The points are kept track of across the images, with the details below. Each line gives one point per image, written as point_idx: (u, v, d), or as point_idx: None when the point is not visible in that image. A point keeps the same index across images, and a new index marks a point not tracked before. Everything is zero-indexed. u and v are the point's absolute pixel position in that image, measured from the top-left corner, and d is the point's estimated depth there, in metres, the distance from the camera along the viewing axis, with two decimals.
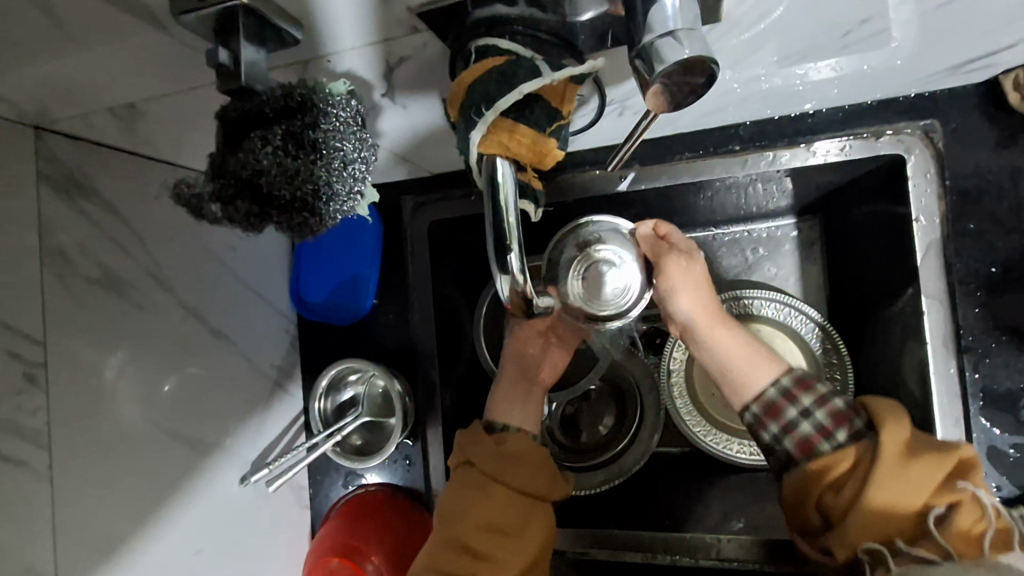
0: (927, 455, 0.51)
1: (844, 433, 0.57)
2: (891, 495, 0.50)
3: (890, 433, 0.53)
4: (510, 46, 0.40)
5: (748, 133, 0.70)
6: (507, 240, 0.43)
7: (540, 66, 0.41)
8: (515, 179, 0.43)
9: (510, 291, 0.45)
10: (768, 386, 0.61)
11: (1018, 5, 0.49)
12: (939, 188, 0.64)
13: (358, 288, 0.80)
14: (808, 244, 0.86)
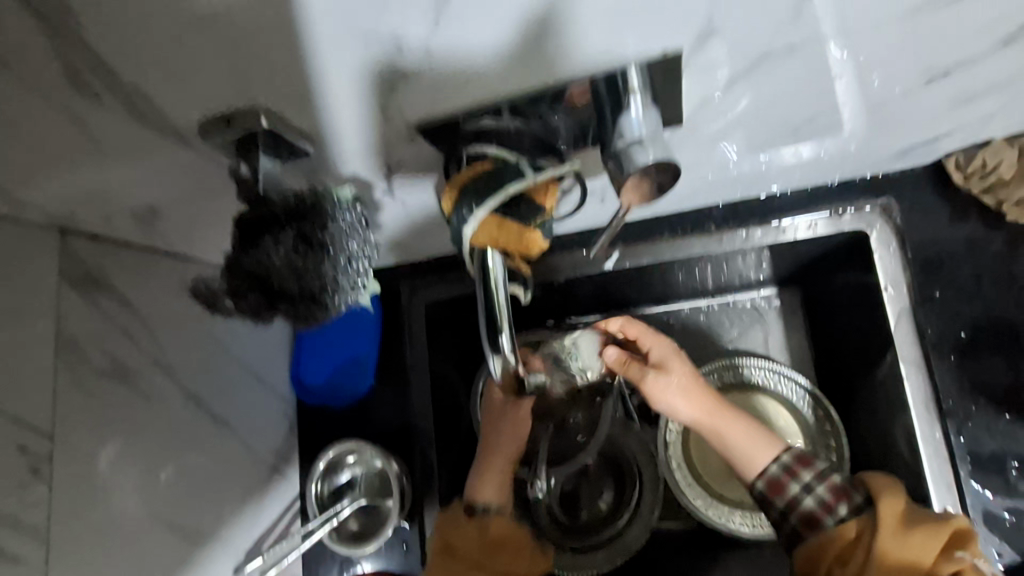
0: (925, 525, 0.56)
1: (844, 510, 0.61)
2: (897, 565, 0.54)
3: (886, 507, 0.58)
4: (497, 152, 0.45)
5: (721, 215, 0.75)
6: (498, 323, 0.46)
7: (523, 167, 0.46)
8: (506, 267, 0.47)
9: (502, 371, 0.48)
10: (770, 465, 0.67)
11: (947, 101, 0.56)
12: (904, 260, 0.69)
13: (358, 369, 0.82)
14: (789, 311, 0.90)
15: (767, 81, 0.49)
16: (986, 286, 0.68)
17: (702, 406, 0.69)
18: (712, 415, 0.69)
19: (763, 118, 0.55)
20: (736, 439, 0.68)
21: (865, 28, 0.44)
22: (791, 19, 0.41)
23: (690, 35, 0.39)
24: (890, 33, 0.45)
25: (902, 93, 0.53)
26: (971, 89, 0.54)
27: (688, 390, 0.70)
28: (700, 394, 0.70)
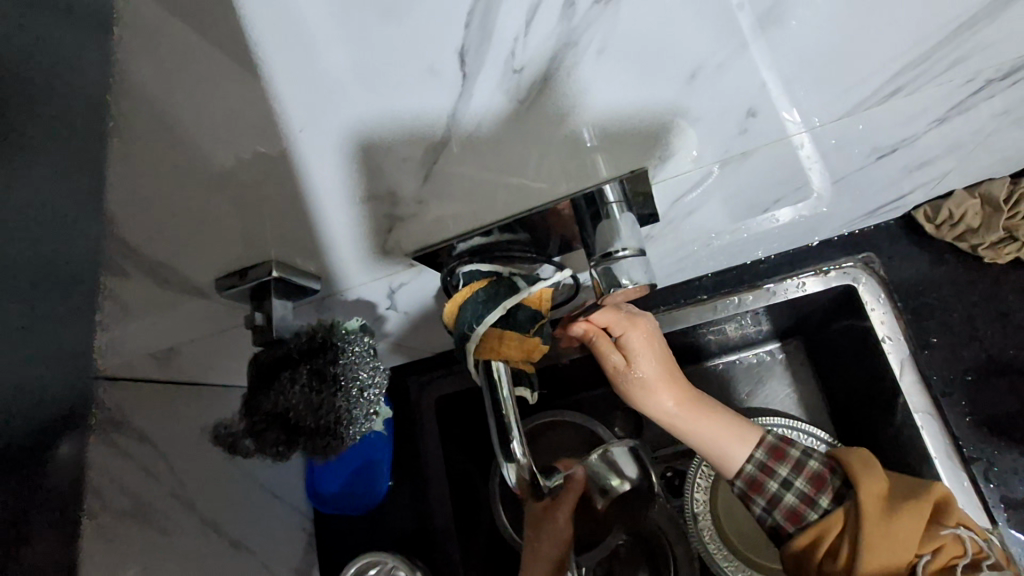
0: (905, 504, 0.58)
1: (825, 498, 0.63)
2: (887, 551, 0.57)
3: (868, 490, 0.60)
4: (491, 269, 0.49)
5: (711, 284, 0.79)
6: (508, 430, 0.48)
7: (514, 279, 0.49)
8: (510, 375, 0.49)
9: (517, 477, 0.49)
10: (747, 463, 0.67)
11: (898, 167, 0.60)
12: (894, 310, 0.70)
13: (372, 473, 0.83)
14: (794, 365, 0.96)
15: (733, 178, 0.53)
16: (978, 326, 0.70)
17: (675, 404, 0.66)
18: (686, 410, 0.66)
19: (736, 201, 0.58)
20: (707, 438, 0.67)
21: (812, 128, 0.48)
22: (740, 132, 0.46)
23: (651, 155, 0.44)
24: (832, 132, 0.50)
25: (856, 168, 0.58)
26: (921, 154, 0.58)
27: (659, 390, 0.65)
28: (668, 391, 0.66)
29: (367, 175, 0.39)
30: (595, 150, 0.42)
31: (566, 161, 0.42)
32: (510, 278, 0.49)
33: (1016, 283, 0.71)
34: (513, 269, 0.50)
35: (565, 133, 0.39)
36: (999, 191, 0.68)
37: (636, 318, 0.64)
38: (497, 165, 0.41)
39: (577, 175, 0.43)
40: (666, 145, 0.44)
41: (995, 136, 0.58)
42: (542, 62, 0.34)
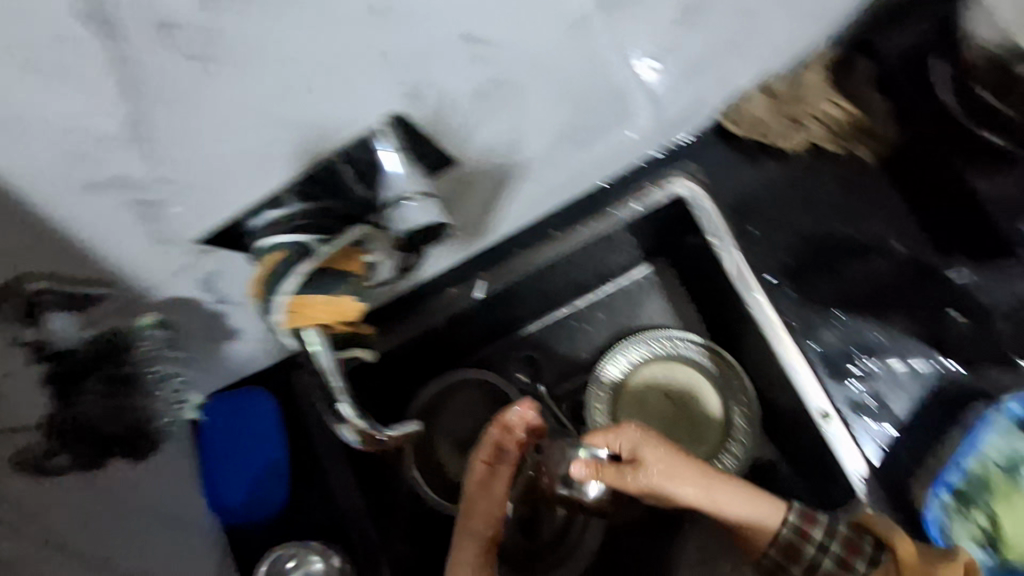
0: (944, 567, 0.56)
1: (861, 563, 0.60)
2: None
3: (903, 549, 0.58)
4: (291, 240, 0.47)
5: (559, 218, 0.80)
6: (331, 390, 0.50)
7: (311, 243, 0.47)
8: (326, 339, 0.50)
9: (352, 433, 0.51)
10: (782, 527, 0.64)
11: (664, 78, 0.64)
12: (717, 207, 0.74)
13: (274, 472, 0.83)
14: (664, 280, 1.02)
15: (499, 115, 0.55)
16: (791, 211, 0.74)
17: (698, 490, 0.63)
18: (707, 488, 0.64)
19: (525, 139, 0.60)
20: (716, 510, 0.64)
21: (545, 50, 0.52)
22: (473, 61, 0.48)
23: (392, 100, 0.47)
24: (580, 44, 0.53)
25: (621, 84, 0.62)
26: (675, 61, 0.63)
27: (676, 479, 0.63)
28: (686, 475, 0.63)
29: (85, 162, 0.39)
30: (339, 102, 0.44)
31: (295, 113, 0.43)
32: (307, 243, 0.47)
33: (814, 170, 0.74)
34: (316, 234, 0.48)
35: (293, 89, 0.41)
36: (779, 87, 0.72)
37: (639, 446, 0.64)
38: (235, 132, 0.42)
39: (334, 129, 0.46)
40: (393, 85, 0.45)
41: (738, 33, 0.64)
42: (199, 16, 0.35)
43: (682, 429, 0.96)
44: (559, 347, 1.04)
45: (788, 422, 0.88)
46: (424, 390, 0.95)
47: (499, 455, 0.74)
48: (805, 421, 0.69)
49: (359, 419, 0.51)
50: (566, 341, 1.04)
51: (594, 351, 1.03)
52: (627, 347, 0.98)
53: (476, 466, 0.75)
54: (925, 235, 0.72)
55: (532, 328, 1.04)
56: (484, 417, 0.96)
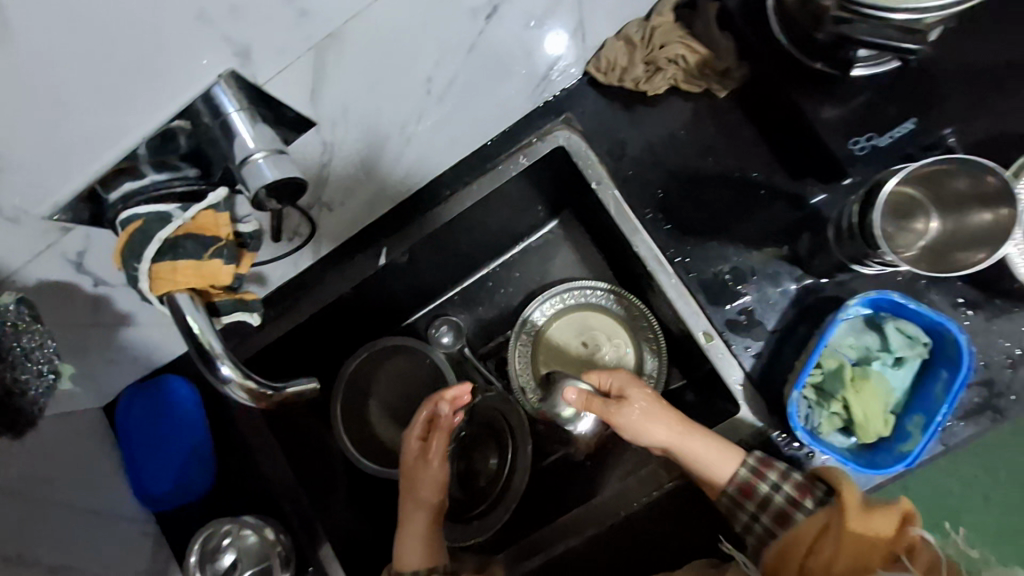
0: (881, 505, 0.64)
1: (810, 502, 0.68)
2: (859, 541, 0.62)
3: (848, 491, 0.65)
4: (147, 210, 0.48)
5: (451, 177, 0.83)
6: (208, 349, 0.49)
7: (170, 211, 0.49)
8: (197, 305, 0.50)
9: (240, 391, 0.49)
10: (740, 468, 0.71)
11: (523, 26, 0.64)
12: (595, 153, 0.78)
13: (199, 457, 0.85)
14: (570, 233, 1.07)
15: (352, 74, 0.53)
16: (659, 152, 0.79)
17: (673, 432, 0.71)
18: (680, 435, 0.71)
19: (388, 97, 0.59)
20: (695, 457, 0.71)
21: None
22: (298, 15, 0.45)
23: (221, 59, 0.44)
24: (456, 26, 0.57)
25: (478, 34, 0.60)
26: (532, 7, 0.62)
27: (656, 418, 0.72)
28: (665, 420, 0.72)
29: None
30: (150, 72, 0.42)
31: (115, 84, 0.41)
32: (166, 212, 0.49)
33: (677, 109, 0.80)
34: (179, 205, 0.50)
35: (95, 65, 0.40)
36: (636, 32, 0.75)
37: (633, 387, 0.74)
38: (52, 116, 0.41)
39: (162, 100, 0.44)
40: (217, 44, 0.43)
41: None
42: None
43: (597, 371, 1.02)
44: (479, 308, 1.08)
45: (689, 351, 0.95)
46: (349, 361, 0.97)
47: (430, 431, 0.82)
48: (689, 340, 0.76)
49: (244, 377, 0.49)
50: (486, 301, 1.08)
51: (511, 308, 1.08)
52: (542, 300, 1.03)
53: (410, 442, 0.82)
54: (777, 162, 0.78)
55: (451, 294, 1.08)
56: (410, 380, 0.99)
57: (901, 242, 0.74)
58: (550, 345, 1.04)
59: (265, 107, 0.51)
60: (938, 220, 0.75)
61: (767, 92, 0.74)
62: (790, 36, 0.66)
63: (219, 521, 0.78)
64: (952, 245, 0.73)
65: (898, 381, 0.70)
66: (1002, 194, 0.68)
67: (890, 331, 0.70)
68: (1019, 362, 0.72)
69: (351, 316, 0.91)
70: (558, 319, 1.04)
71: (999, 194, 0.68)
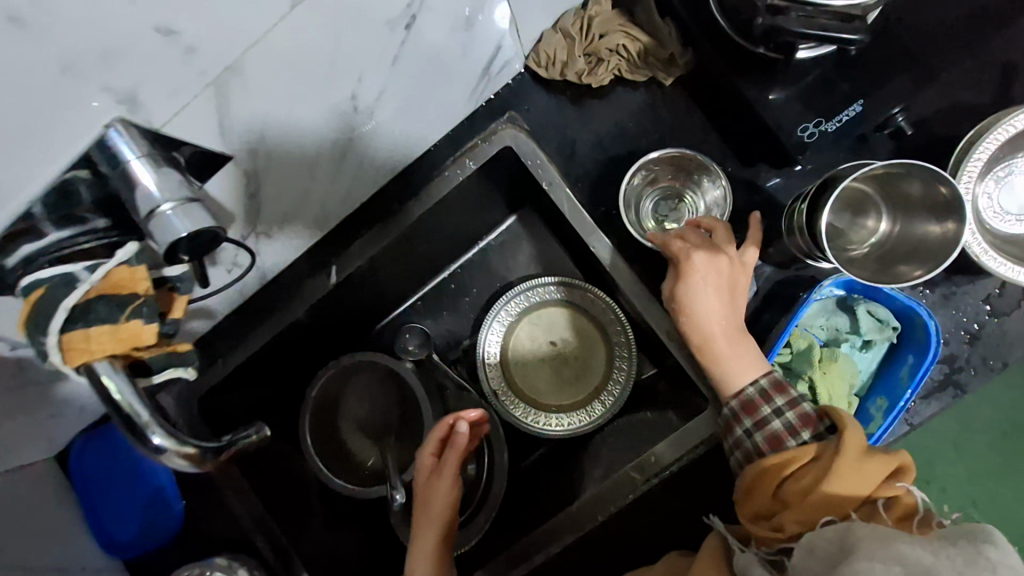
0: (881, 453, 0.60)
1: (807, 435, 0.65)
2: (846, 482, 0.59)
3: (852, 434, 0.61)
4: (50, 274, 0.45)
5: (397, 188, 0.80)
6: (138, 419, 0.45)
7: (76, 273, 0.46)
8: (119, 371, 0.46)
9: (181, 458, 0.46)
10: (749, 386, 0.68)
11: (451, 29, 0.60)
12: (544, 153, 0.76)
13: (163, 498, 0.83)
14: (530, 228, 1.05)
15: (257, 98, 0.50)
16: (609, 146, 0.78)
17: (722, 328, 0.69)
18: (727, 339, 0.69)
19: (308, 117, 0.56)
20: (725, 366, 0.69)
21: (278, 23, 0.46)
22: (186, 52, 0.43)
23: (107, 109, 0.42)
24: (372, 39, 0.53)
25: (399, 46, 0.56)
26: (455, 10, 0.58)
27: (714, 303, 0.69)
28: (721, 316, 0.69)
29: None
30: (22, 136, 0.39)
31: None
32: (70, 273, 0.45)
33: (625, 100, 0.77)
34: (84, 263, 0.46)
35: None
36: (571, 24, 0.74)
37: (716, 257, 0.69)
38: None
39: (48, 156, 0.41)
40: (102, 88, 0.40)
41: None
42: None
43: (570, 368, 1.01)
44: (444, 311, 1.06)
45: (656, 341, 0.95)
46: (313, 383, 0.94)
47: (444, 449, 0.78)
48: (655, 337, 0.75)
49: (179, 444, 0.46)
50: (450, 304, 1.06)
51: (477, 308, 1.06)
52: (507, 300, 1.01)
53: (424, 459, 0.79)
54: (728, 148, 0.77)
55: (413, 299, 1.06)
56: (378, 395, 0.97)
57: (854, 239, 0.75)
58: (518, 345, 1.02)
59: (174, 147, 0.48)
60: (889, 220, 0.74)
61: (712, 78, 0.72)
62: (731, 24, 0.64)
63: (188, 569, 0.75)
64: (901, 251, 0.72)
65: (864, 363, 0.73)
66: (952, 205, 0.66)
67: (861, 314, 0.71)
68: (977, 336, 0.73)
69: (312, 336, 0.89)
70: (526, 317, 1.03)
71: (952, 208, 0.66)
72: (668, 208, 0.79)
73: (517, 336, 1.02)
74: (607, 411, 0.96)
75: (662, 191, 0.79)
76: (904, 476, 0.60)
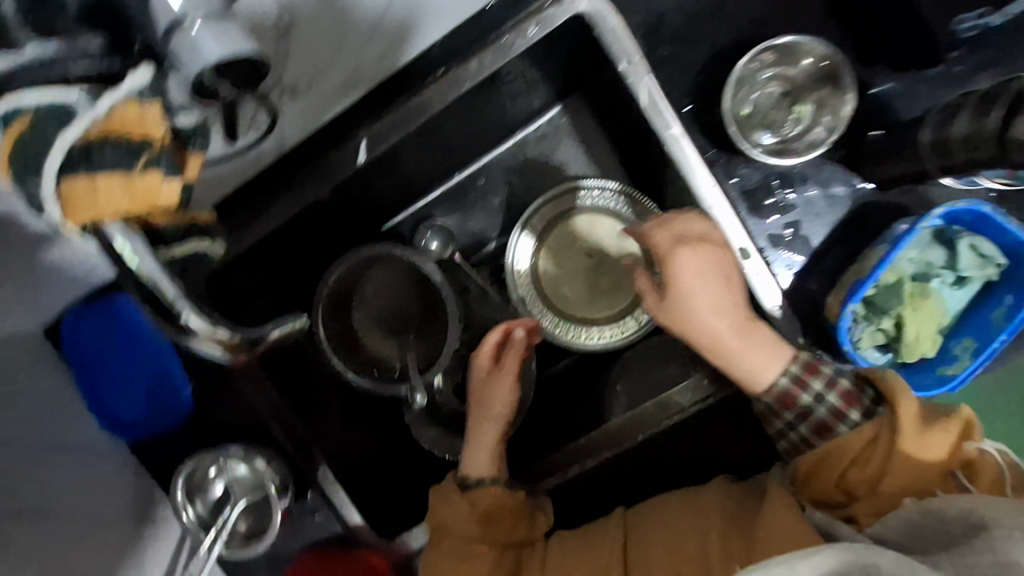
0: (942, 419, 0.60)
1: (855, 413, 0.63)
2: (916, 462, 0.59)
3: (906, 405, 0.60)
4: (34, 101, 0.34)
5: (443, 54, 0.67)
6: (167, 301, 0.38)
7: (72, 102, 0.34)
8: (136, 237, 0.38)
9: (220, 348, 0.40)
10: (781, 376, 0.64)
11: None
12: (626, 27, 0.65)
13: (171, 381, 0.79)
14: (577, 120, 0.94)
15: None
16: (699, 23, 0.72)
17: (730, 323, 0.62)
18: (744, 330, 0.63)
19: None
20: (746, 358, 0.63)
21: None
22: None
23: None
24: None
25: None
26: None
27: (716, 299, 0.62)
28: (727, 310, 0.62)
29: None
30: None
31: None
32: (69, 103, 0.34)
33: None
34: (81, 86, 0.35)
35: None
36: None
37: (699, 243, 0.62)
38: None
39: None
40: None
41: None
42: None
43: (606, 282, 0.94)
44: (474, 208, 0.98)
45: None
46: (328, 273, 0.86)
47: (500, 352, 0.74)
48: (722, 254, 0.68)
49: (213, 330, 0.39)
50: (482, 200, 0.98)
51: (512, 205, 0.98)
52: (545, 201, 0.93)
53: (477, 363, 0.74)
54: None
55: (439, 191, 0.97)
56: (398, 292, 0.90)
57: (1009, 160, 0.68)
58: (553, 252, 0.95)
59: None
60: None
61: None
62: None
63: (203, 455, 0.74)
64: None
65: (955, 301, 0.70)
66: None
67: (962, 249, 0.69)
68: None
69: (336, 220, 0.81)
70: (563, 223, 0.95)
71: None
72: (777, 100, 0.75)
73: (553, 241, 0.95)
74: (639, 327, 0.91)
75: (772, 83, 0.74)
76: (969, 432, 0.60)
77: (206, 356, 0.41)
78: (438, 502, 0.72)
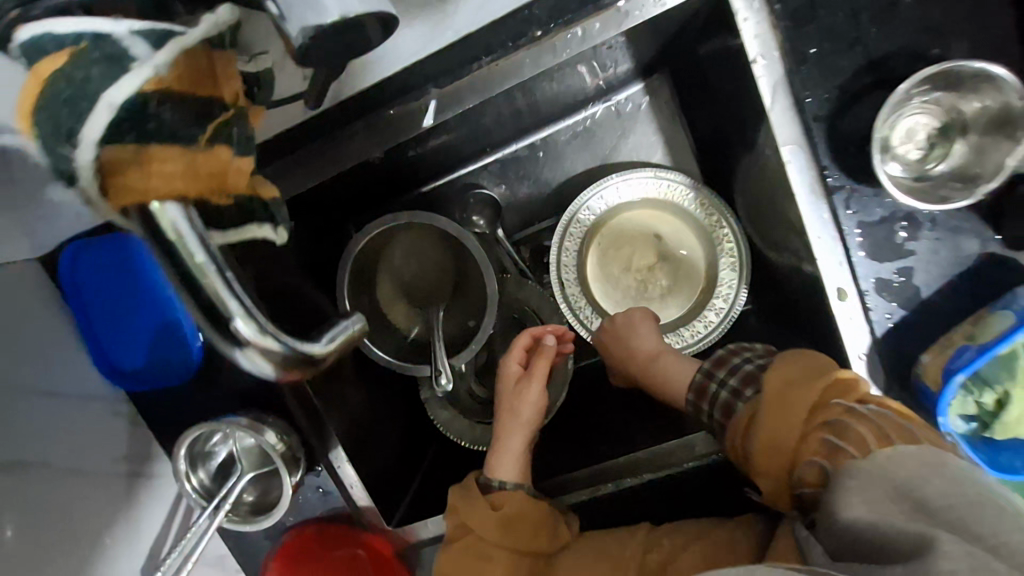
0: (806, 380, 0.55)
1: (751, 390, 0.63)
2: (775, 421, 0.55)
3: (772, 378, 0.57)
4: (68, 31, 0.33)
5: (546, 12, 0.57)
6: (217, 304, 0.32)
7: (126, 42, 0.34)
8: (189, 216, 0.33)
9: (271, 366, 0.34)
10: (695, 375, 0.71)
11: None
12: (768, 16, 0.56)
13: (177, 335, 0.69)
14: (660, 101, 0.85)
15: None
16: None
17: (640, 358, 0.76)
18: (652, 355, 0.76)
19: None
20: (661, 376, 0.75)
21: None
22: None
23: None
24: None
25: None
26: None
27: (633, 347, 0.77)
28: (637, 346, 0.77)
29: None
30: None
31: None
32: (118, 41, 0.34)
33: None
34: (129, 24, 0.35)
35: None
36: None
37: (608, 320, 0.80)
38: None
39: None
40: None
41: None
42: None
43: (659, 282, 0.87)
44: (526, 182, 0.89)
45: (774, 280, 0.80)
46: (363, 231, 0.81)
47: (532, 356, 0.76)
48: (817, 292, 0.61)
49: (267, 338, 0.33)
50: (538, 174, 0.89)
51: (569, 185, 0.89)
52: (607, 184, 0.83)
53: (510, 365, 0.76)
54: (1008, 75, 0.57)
55: (491, 156, 0.87)
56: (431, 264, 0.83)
57: None
58: (603, 243, 0.87)
59: None
60: None
61: None
62: None
63: (199, 427, 0.66)
64: None
65: None
66: None
67: None
68: None
69: (380, 174, 0.73)
70: (621, 211, 0.86)
71: None
72: (937, 134, 0.61)
73: (606, 232, 0.86)
74: (698, 339, 0.81)
75: (934, 108, 0.60)
76: (841, 392, 0.54)
77: (249, 372, 0.35)
78: (459, 497, 0.68)
